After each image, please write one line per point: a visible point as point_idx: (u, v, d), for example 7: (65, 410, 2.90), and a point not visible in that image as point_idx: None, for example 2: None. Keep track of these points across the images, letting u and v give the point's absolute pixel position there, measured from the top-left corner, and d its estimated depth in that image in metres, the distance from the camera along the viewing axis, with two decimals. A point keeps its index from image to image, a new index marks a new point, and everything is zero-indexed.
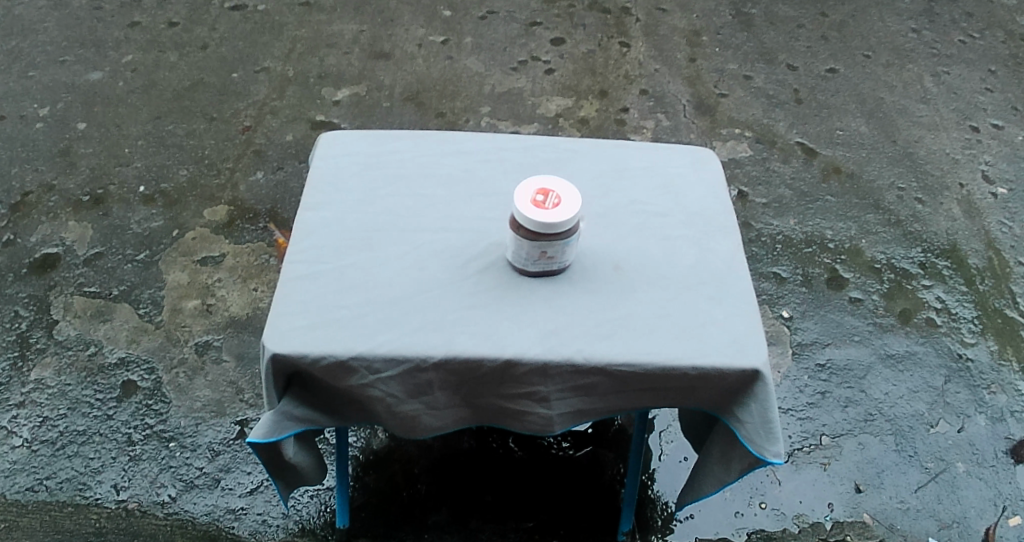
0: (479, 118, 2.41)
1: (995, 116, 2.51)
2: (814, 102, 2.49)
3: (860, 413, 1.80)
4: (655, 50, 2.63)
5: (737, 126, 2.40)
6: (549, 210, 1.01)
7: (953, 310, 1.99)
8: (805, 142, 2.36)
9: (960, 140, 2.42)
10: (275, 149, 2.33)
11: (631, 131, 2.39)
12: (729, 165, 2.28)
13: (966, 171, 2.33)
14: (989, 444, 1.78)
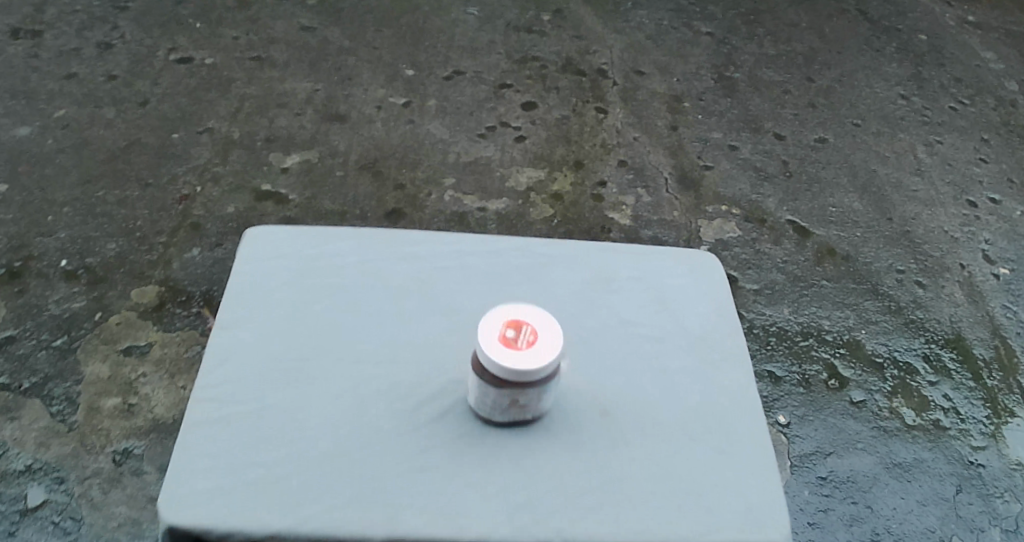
0: (441, 191, 2.21)
1: (991, 189, 2.37)
2: (804, 176, 2.33)
3: (866, 533, 1.61)
4: (633, 117, 2.46)
5: (723, 202, 2.22)
6: (522, 350, 0.81)
7: (962, 410, 1.81)
8: (796, 221, 2.19)
9: (957, 217, 2.27)
10: (215, 223, 2.11)
11: (609, 207, 2.20)
12: (716, 246, 2.10)
13: (966, 251, 2.17)
14: None
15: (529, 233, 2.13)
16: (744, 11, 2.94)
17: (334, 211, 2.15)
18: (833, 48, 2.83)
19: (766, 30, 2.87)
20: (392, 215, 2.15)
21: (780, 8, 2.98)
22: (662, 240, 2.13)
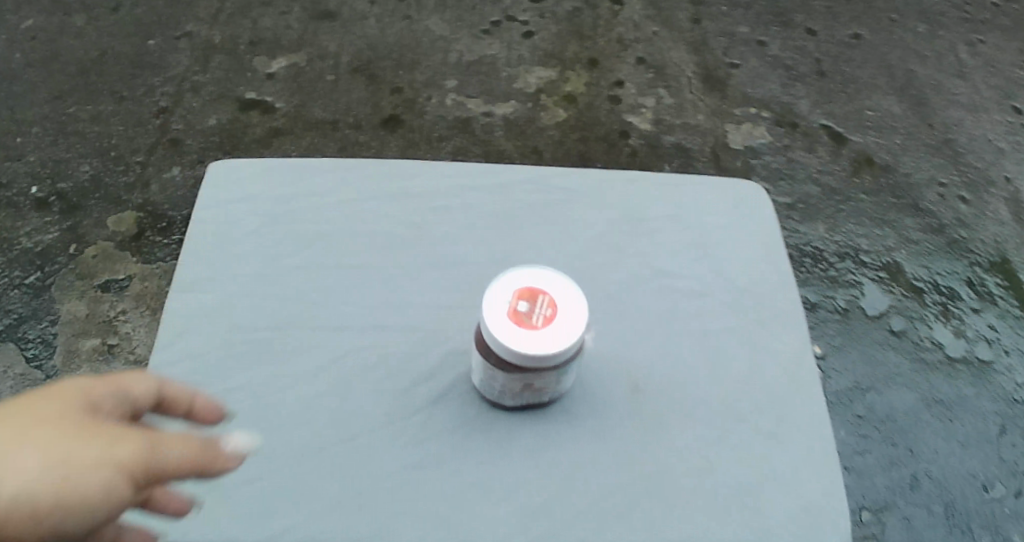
0: (443, 94, 1.98)
1: None
2: (838, 75, 2.09)
3: (905, 476, 1.49)
4: (652, 8, 2.17)
5: (751, 104, 2.01)
6: (540, 327, 0.66)
7: (1007, 341, 1.67)
8: (830, 125, 1.99)
9: (1001, 125, 2.02)
10: (195, 138, 1.90)
11: (627, 110, 2.00)
12: (746, 154, 1.93)
13: (1012, 163, 1.95)
14: None
15: (539, 140, 1.93)
16: None
17: (325, 121, 1.94)
18: None
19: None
20: (389, 121, 1.94)
21: None
22: (687, 147, 1.94)
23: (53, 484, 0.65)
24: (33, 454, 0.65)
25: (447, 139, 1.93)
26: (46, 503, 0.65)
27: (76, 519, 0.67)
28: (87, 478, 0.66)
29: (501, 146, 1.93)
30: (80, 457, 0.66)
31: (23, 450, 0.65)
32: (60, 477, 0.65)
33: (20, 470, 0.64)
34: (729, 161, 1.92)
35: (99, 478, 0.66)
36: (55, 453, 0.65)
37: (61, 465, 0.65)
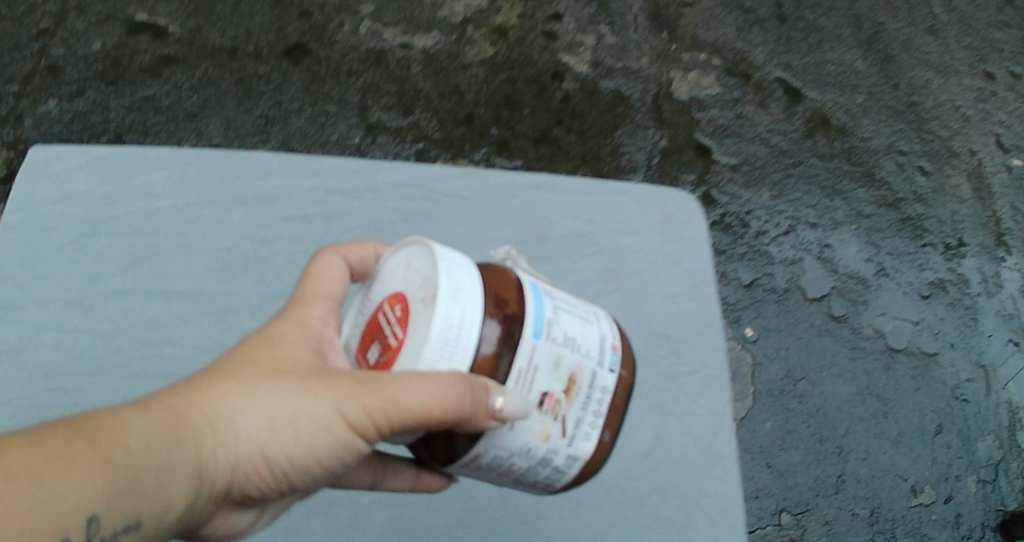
0: (357, 21, 1.48)
1: (1015, 61, 1.57)
2: (799, 24, 1.58)
3: (815, 455, 1.24)
4: None
5: (701, 50, 1.53)
6: (403, 337, 0.60)
7: (988, 348, 1.32)
8: (784, 77, 1.52)
9: (970, 90, 1.53)
10: (77, 65, 1.41)
11: (565, 48, 1.50)
12: (690, 108, 1.47)
13: (977, 133, 1.50)
14: (977, 518, 1.23)
15: (461, 78, 1.45)
16: None
17: (224, 48, 1.44)
18: None
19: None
20: (293, 51, 1.45)
21: None
22: (625, 96, 1.47)
23: (316, 428, 0.59)
24: (265, 396, 0.59)
25: (356, 74, 1.44)
26: (296, 456, 0.60)
27: (315, 477, 0.63)
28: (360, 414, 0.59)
29: (417, 85, 1.44)
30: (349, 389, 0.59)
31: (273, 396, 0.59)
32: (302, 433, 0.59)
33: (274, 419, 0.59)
34: (673, 114, 1.46)
35: (383, 406, 0.58)
36: (307, 396, 0.59)
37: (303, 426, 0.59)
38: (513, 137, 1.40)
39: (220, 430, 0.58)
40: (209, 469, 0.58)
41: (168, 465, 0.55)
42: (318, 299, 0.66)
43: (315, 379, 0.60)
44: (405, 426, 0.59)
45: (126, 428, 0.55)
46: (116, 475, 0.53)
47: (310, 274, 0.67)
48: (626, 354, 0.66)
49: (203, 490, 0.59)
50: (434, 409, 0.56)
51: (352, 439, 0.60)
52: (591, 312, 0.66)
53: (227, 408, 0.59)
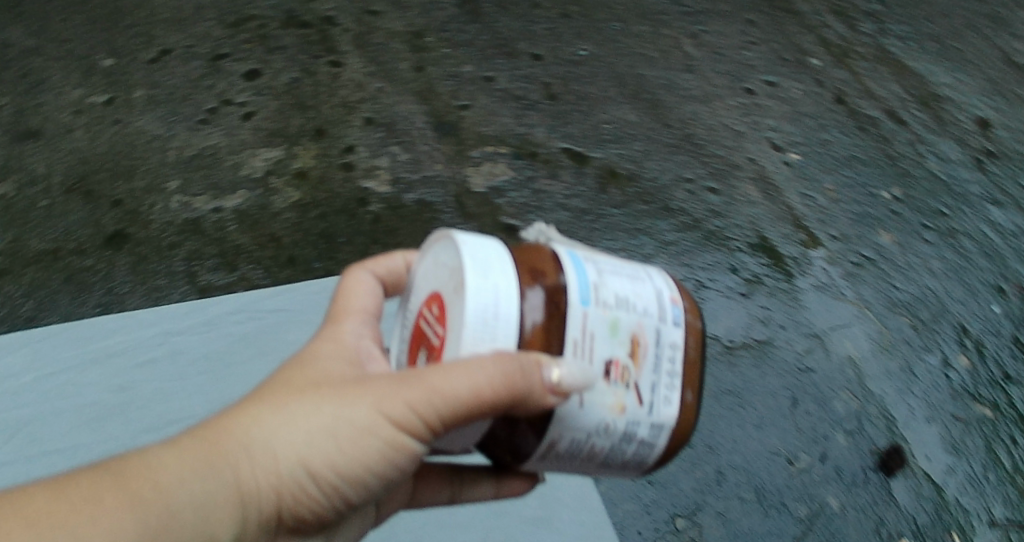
0: (166, 198, 1.73)
1: (767, 71, 2.00)
2: (571, 96, 1.92)
3: (707, 474, 1.54)
4: (373, 64, 1.97)
5: (488, 143, 1.82)
6: (444, 331, 0.90)
7: (812, 316, 1.69)
8: (571, 147, 1.83)
9: (734, 109, 1.93)
10: None
11: (363, 175, 1.76)
12: (490, 196, 1.73)
13: (752, 144, 1.89)
14: (855, 464, 1.55)
15: (276, 225, 1.68)
16: None
17: (47, 251, 1.68)
18: None
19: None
20: (113, 238, 1.68)
21: None
22: (429, 203, 1.71)
23: (359, 435, 0.90)
24: (309, 410, 0.90)
25: (177, 245, 1.67)
26: (342, 460, 0.91)
27: (358, 477, 0.93)
28: (399, 414, 0.89)
29: (235, 242, 1.67)
30: (388, 400, 0.89)
31: (311, 409, 0.91)
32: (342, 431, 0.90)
33: (315, 424, 0.90)
34: (476, 206, 1.72)
35: (427, 398, 0.87)
36: (347, 411, 0.90)
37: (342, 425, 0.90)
38: (336, 265, 1.63)
39: (265, 449, 0.89)
40: (253, 485, 0.89)
41: (247, 458, 0.89)
42: (348, 315, 1.03)
43: (352, 398, 0.90)
44: (450, 412, 0.87)
45: (183, 452, 0.88)
46: (152, 503, 0.84)
47: (346, 290, 1.05)
48: (681, 307, 0.95)
49: (255, 500, 0.90)
50: (483, 389, 0.84)
51: (395, 437, 0.90)
52: (643, 288, 0.93)
53: (269, 432, 0.90)
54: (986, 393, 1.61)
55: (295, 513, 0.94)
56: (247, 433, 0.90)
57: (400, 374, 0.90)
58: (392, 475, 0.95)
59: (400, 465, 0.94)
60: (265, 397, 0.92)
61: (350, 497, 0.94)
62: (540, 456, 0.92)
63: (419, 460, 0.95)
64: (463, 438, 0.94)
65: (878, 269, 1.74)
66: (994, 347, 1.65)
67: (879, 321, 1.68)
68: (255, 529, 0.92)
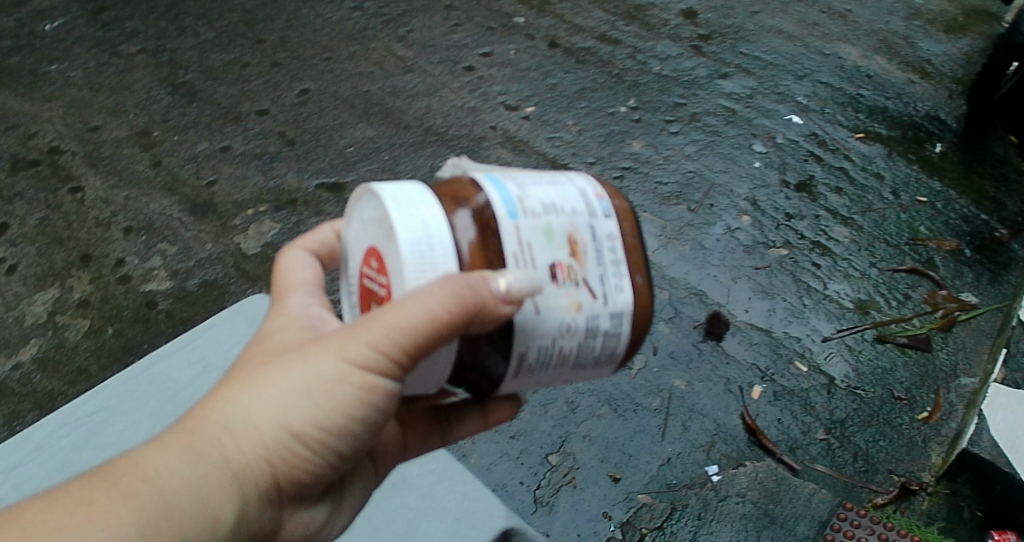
0: None
1: (478, 45, 2.43)
2: (307, 134, 2.19)
3: (561, 409, 1.78)
4: (113, 177, 2.12)
5: (246, 207, 2.06)
6: (386, 278, 0.92)
7: None
8: (324, 181, 2.10)
9: (464, 87, 2.31)
10: None
11: (142, 281, 1.95)
12: (267, 253, 1.98)
13: (489, 113, 2.26)
14: (689, 344, 1.90)
15: (79, 358, 1.85)
16: (162, 9, 2.53)
17: None
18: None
19: (161, 12, 2.52)
20: None
21: None
22: (212, 281, 1.95)
23: (332, 387, 0.89)
24: (281, 380, 0.89)
25: None
26: (322, 421, 0.89)
27: (341, 427, 0.91)
28: (363, 356, 0.88)
29: (47, 388, 1.81)
30: (350, 344, 0.88)
31: (279, 383, 0.89)
32: (320, 396, 0.89)
33: (285, 400, 0.88)
34: (256, 267, 1.96)
35: (386, 335, 0.87)
36: (315, 368, 0.89)
37: (316, 388, 0.89)
38: None
39: (244, 424, 0.88)
40: (241, 459, 0.88)
41: (220, 449, 0.87)
42: (293, 289, 1.05)
43: (314, 352, 0.90)
44: (413, 346, 0.87)
45: (148, 466, 0.85)
46: (144, 500, 0.84)
47: (285, 270, 1.07)
48: (606, 199, 0.97)
49: (248, 476, 0.88)
50: (438, 315, 0.85)
51: (365, 380, 0.89)
52: (565, 189, 0.95)
53: (241, 405, 0.89)
54: (777, 239, 2.11)
55: (294, 479, 0.92)
56: (219, 422, 0.88)
57: (358, 320, 0.89)
58: (375, 418, 0.93)
59: (382, 410, 0.92)
60: (234, 377, 0.92)
61: (341, 449, 0.92)
62: (513, 374, 0.93)
63: (399, 397, 0.94)
64: (435, 372, 0.94)
65: (636, 176, 2.19)
66: (767, 201, 2.18)
67: (660, 217, 2.12)
68: (258, 503, 0.90)
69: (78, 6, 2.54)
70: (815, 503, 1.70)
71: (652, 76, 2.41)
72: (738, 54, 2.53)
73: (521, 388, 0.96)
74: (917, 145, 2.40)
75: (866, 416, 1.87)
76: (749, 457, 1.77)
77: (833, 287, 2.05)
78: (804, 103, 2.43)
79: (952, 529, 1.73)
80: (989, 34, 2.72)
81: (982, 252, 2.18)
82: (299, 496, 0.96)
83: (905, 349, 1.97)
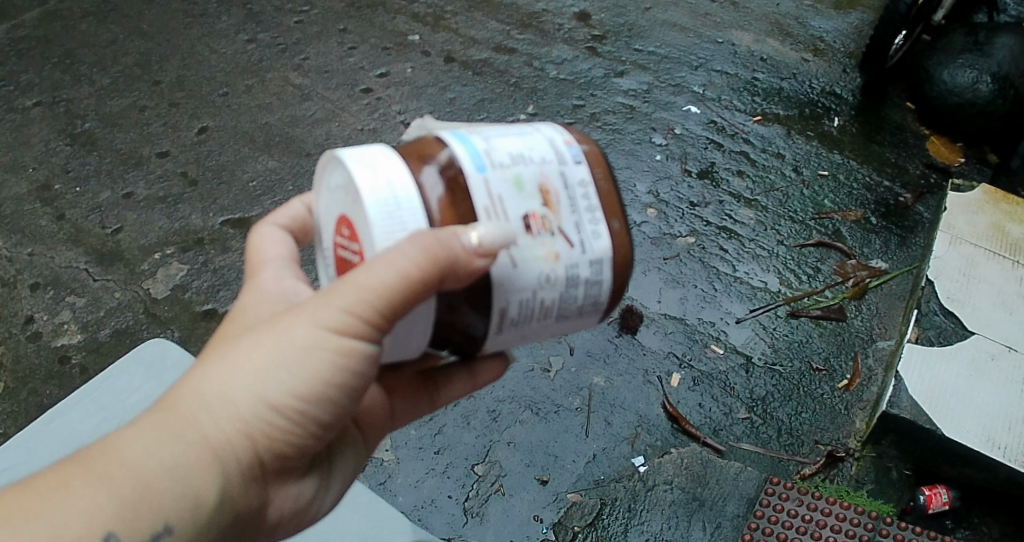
0: None
1: (374, 67, 2.46)
2: (209, 173, 2.20)
3: (484, 419, 1.80)
4: (14, 234, 2.08)
5: (153, 251, 2.05)
6: (359, 246, 0.98)
7: None
8: (229, 218, 2.10)
9: (363, 110, 2.34)
10: None
11: (53, 336, 1.92)
12: (176, 295, 1.97)
13: (390, 132, 2.29)
14: (606, 339, 1.94)
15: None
16: (56, 59, 2.49)
17: None
18: (162, 36, 2.55)
19: (55, 63, 2.47)
20: None
21: (75, 22, 2.59)
22: (125, 328, 1.93)
23: (306, 354, 0.97)
24: (253, 356, 0.97)
25: None
26: (297, 388, 0.97)
27: (321, 395, 0.98)
28: (337, 321, 0.96)
29: None
30: (323, 311, 0.96)
31: (252, 359, 0.97)
32: (291, 368, 0.97)
33: (257, 374, 0.97)
34: (167, 310, 1.95)
35: (359, 296, 0.94)
36: (288, 338, 0.97)
37: (285, 359, 0.97)
38: None
39: (221, 399, 0.96)
40: (219, 436, 0.96)
41: (198, 426, 0.96)
42: (265, 264, 1.19)
43: (288, 324, 0.98)
44: (387, 305, 0.94)
45: (131, 443, 0.94)
46: (126, 477, 0.92)
47: (258, 245, 1.22)
48: (578, 144, 1.03)
49: (229, 449, 0.97)
50: (410, 273, 0.92)
51: (341, 344, 0.96)
52: (534, 140, 1.01)
53: (218, 382, 0.97)
54: (683, 229, 2.17)
55: (277, 451, 1.00)
56: (196, 404, 0.96)
57: (330, 287, 0.97)
58: (357, 383, 1.00)
59: (358, 374, 0.99)
60: (212, 355, 1.00)
61: (321, 417, 1.00)
62: (495, 329, 0.99)
63: (379, 361, 1.01)
64: (415, 336, 1.01)
65: None
66: (670, 193, 2.24)
67: None
68: (240, 477, 0.99)
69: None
70: (743, 482, 1.73)
71: (549, 81, 2.48)
72: (634, 51, 2.60)
73: (508, 343, 1.02)
74: (815, 121, 2.47)
75: (786, 391, 1.91)
76: (673, 444, 1.80)
77: (743, 268, 2.11)
78: (700, 93, 2.50)
79: (882, 491, 1.79)
80: (876, 5, 2.80)
81: (888, 218, 2.25)
82: (283, 466, 1.04)
83: (819, 320, 2.02)
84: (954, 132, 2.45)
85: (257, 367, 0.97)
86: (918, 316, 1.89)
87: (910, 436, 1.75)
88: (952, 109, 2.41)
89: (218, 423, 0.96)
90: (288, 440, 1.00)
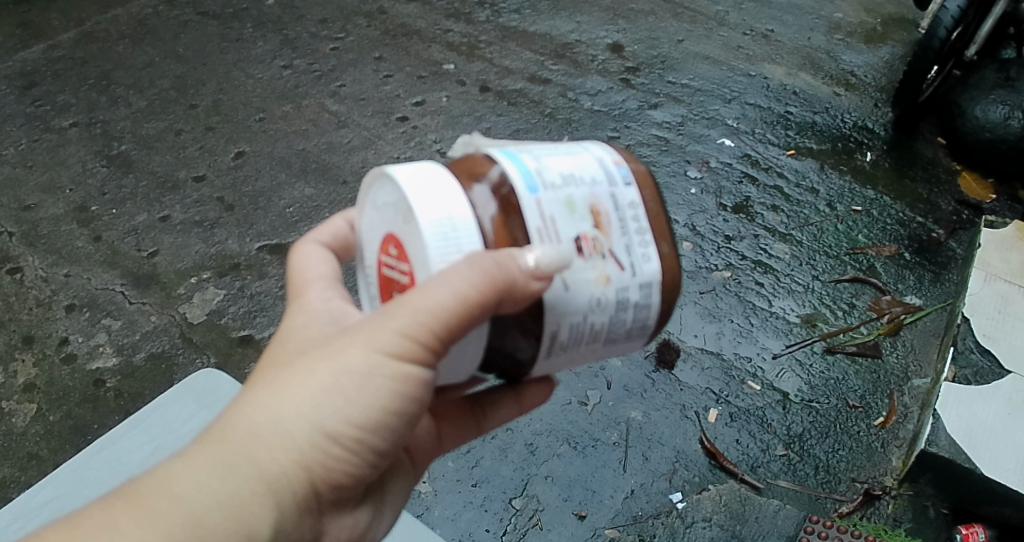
0: None
1: (410, 95, 2.48)
2: (246, 198, 2.21)
3: (522, 451, 1.79)
4: (50, 254, 2.09)
5: (189, 275, 2.05)
6: (410, 267, 0.96)
7: None
8: (266, 244, 2.11)
9: (399, 138, 2.35)
10: None
11: (88, 358, 1.92)
12: (212, 320, 1.97)
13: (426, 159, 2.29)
14: (644, 373, 1.93)
15: (28, 443, 1.81)
16: (93, 80, 2.50)
17: None
18: (199, 60, 2.57)
19: (91, 84, 2.49)
20: None
21: (113, 44, 2.61)
22: (161, 353, 1.93)
23: (364, 380, 0.94)
24: (306, 384, 0.94)
25: None
26: (352, 416, 0.95)
27: (377, 423, 0.96)
28: (394, 346, 0.93)
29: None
30: (379, 337, 0.94)
31: (305, 387, 0.94)
32: (345, 396, 0.94)
33: (309, 402, 0.94)
34: (202, 335, 1.95)
35: (416, 320, 0.92)
36: (342, 364, 0.94)
37: (339, 388, 0.94)
38: None
39: (273, 429, 0.93)
40: (273, 467, 0.93)
41: (247, 461, 0.93)
42: (310, 285, 1.12)
43: (342, 349, 0.95)
44: (444, 328, 0.92)
45: (179, 479, 0.92)
46: (174, 515, 0.90)
47: (300, 264, 1.15)
48: (626, 163, 1.01)
49: (283, 482, 0.94)
50: (467, 296, 0.90)
51: (398, 370, 0.94)
52: (583, 160, 0.99)
53: (271, 411, 0.94)
54: (719, 262, 2.17)
55: (332, 482, 0.98)
56: (243, 436, 0.93)
57: (383, 311, 0.95)
58: (413, 409, 0.98)
59: (413, 400, 0.97)
60: (261, 382, 0.97)
61: (377, 445, 0.97)
62: (545, 353, 0.98)
63: (432, 386, 0.99)
64: (467, 358, 0.99)
65: None
66: (706, 226, 2.25)
67: None
68: (294, 510, 0.96)
69: (6, 82, 2.49)
70: (782, 519, 1.69)
71: (583, 112, 2.49)
72: (666, 83, 2.61)
73: (555, 369, 1.01)
74: (848, 155, 2.47)
75: (823, 427, 1.89)
76: (711, 480, 1.78)
77: (778, 304, 2.10)
78: (734, 126, 2.50)
79: (920, 530, 1.76)
80: (907, 39, 2.80)
81: (922, 254, 2.24)
82: (337, 496, 1.02)
83: (855, 357, 2.01)
84: (984, 168, 2.44)
85: (309, 395, 0.94)
86: (954, 354, 1.86)
87: (951, 476, 1.72)
88: (983, 146, 2.39)
89: (268, 455, 0.93)
90: (341, 471, 0.97)
